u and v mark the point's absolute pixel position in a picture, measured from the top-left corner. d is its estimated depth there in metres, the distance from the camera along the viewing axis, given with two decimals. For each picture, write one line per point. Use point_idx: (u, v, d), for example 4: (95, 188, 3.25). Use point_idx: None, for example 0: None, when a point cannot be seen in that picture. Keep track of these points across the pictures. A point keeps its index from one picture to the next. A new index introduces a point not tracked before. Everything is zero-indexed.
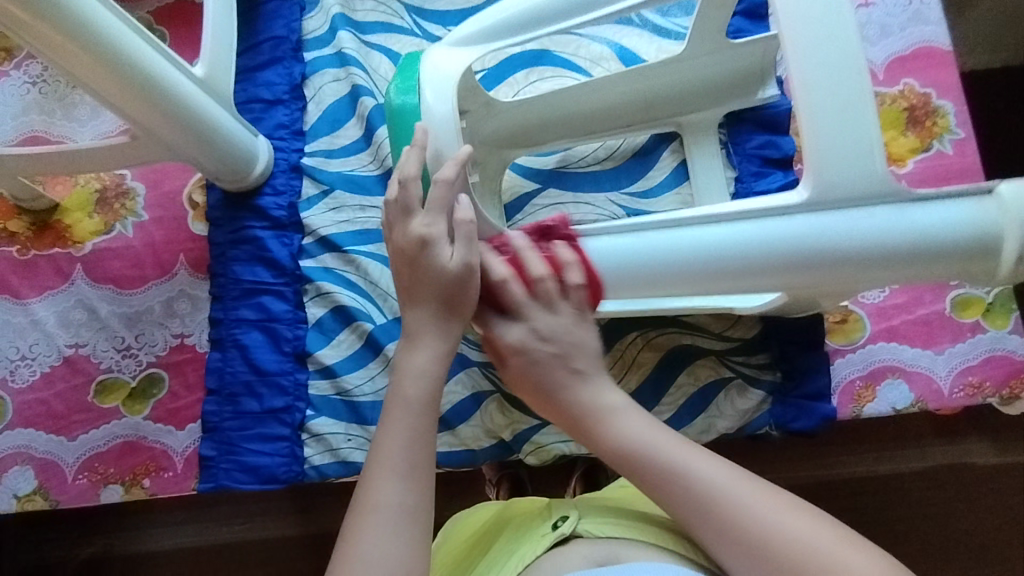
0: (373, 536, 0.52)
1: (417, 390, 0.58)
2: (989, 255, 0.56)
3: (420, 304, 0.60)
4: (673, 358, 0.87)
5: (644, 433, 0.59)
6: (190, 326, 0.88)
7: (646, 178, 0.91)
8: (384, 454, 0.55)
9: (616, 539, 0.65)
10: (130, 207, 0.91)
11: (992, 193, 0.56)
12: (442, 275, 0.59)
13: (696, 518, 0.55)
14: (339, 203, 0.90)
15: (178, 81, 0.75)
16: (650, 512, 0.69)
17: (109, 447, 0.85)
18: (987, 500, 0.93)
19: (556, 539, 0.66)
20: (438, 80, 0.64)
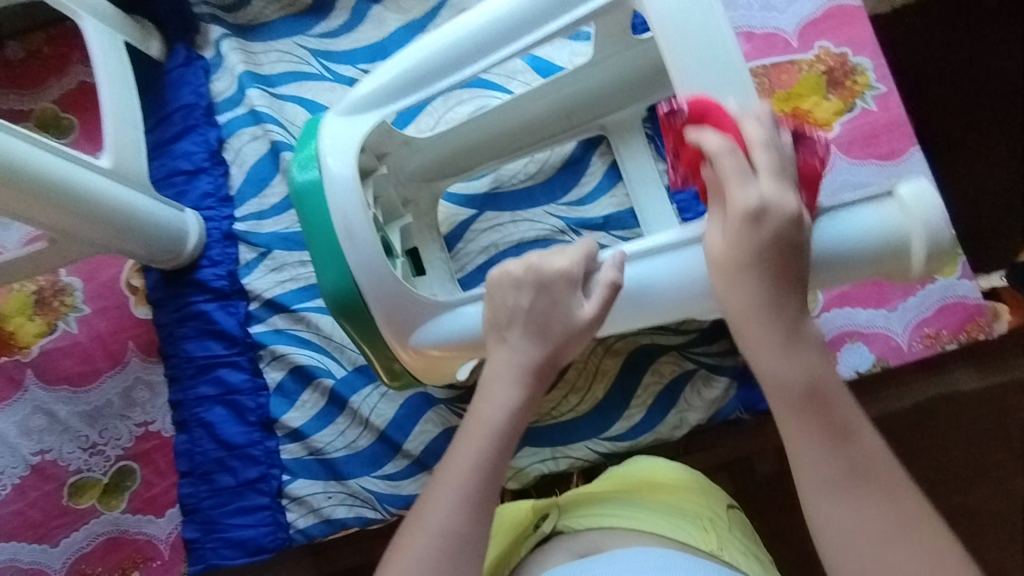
0: (423, 555, 0.51)
1: (500, 420, 0.55)
2: (898, 255, 0.57)
3: (529, 340, 0.57)
4: (635, 360, 0.87)
5: (821, 378, 0.49)
6: (152, 412, 0.88)
7: (580, 184, 0.91)
8: (447, 481, 0.54)
9: (597, 529, 0.64)
10: (70, 303, 0.90)
11: (894, 194, 0.57)
12: (567, 324, 0.56)
13: (812, 489, 0.48)
14: (279, 263, 0.89)
15: (86, 180, 0.74)
16: (630, 500, 0.66)
17: (93, 546, 0.85)
18: (977, 424, 0.94)
19: (539, 539, 0.66)
20: (337, 146, 0.63)
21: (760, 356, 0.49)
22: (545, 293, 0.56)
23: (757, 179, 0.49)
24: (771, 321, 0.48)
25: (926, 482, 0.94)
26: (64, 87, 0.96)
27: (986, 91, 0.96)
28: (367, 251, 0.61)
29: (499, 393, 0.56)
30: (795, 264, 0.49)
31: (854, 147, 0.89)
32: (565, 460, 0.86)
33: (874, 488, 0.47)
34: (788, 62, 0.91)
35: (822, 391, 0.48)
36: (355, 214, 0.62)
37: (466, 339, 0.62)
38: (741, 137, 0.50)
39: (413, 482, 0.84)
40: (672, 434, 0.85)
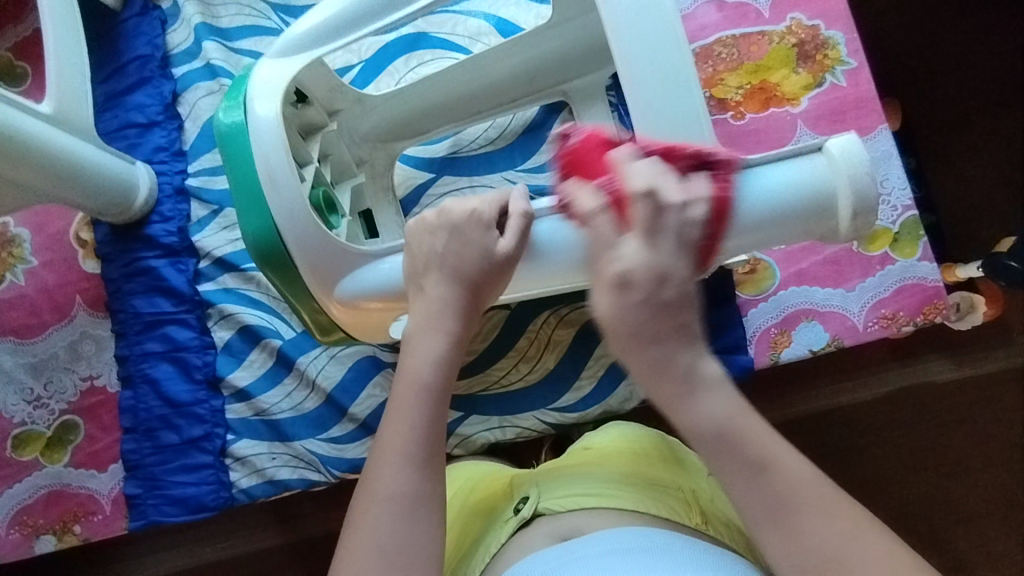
0: (380, 525, 0.50)
1: (429, 374, 0.54)
2: (826, 214, 0.55)
3: (443, 283, 0.55)
4: (587, 331, 0.85)
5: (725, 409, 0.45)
6: (98, 367, 0.86)
7: (540, 152, 0.89)
8: (386, 444, 0.53)
9: (581, 509, 0.61)
10: (18, 254, 0.88)
11: (823, 150, 0.55)
12: (483, 260, 0.54)
13: (748, 520, 0.45)
14: (231, 221, 0.88)
15: (22, 123, 0.71)
16: (612, 474, 0.65)
17: (35, 499, 0.84)
18: (950, 415, 0.93)
19: (518, 523, 0.63)
20: (266, 91, 0.59)
21: (669, 406, 0.46)
22: (459, 239, 0.55)
23: (661, 243, 0.44)
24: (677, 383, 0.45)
25: (896, 473, 0.93)
26: (18, 35, 0.93)
27: (959, 73, 0.94)
28: (289, 197, 0.59)
29: (424, 344, 0.54)
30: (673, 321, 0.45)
31: (821, 121, 0.87)
32: (512, 429, 0.84)
33: (811, 513, 0.43)
34: (759, 34, 0.89)
35: (733, 430, 0.45)
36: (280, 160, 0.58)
37: (391, 291, 0.60)
38: (622, 190, 0.47)
39: (358, 445, 0.84)
40: (621, 406, 0.84)
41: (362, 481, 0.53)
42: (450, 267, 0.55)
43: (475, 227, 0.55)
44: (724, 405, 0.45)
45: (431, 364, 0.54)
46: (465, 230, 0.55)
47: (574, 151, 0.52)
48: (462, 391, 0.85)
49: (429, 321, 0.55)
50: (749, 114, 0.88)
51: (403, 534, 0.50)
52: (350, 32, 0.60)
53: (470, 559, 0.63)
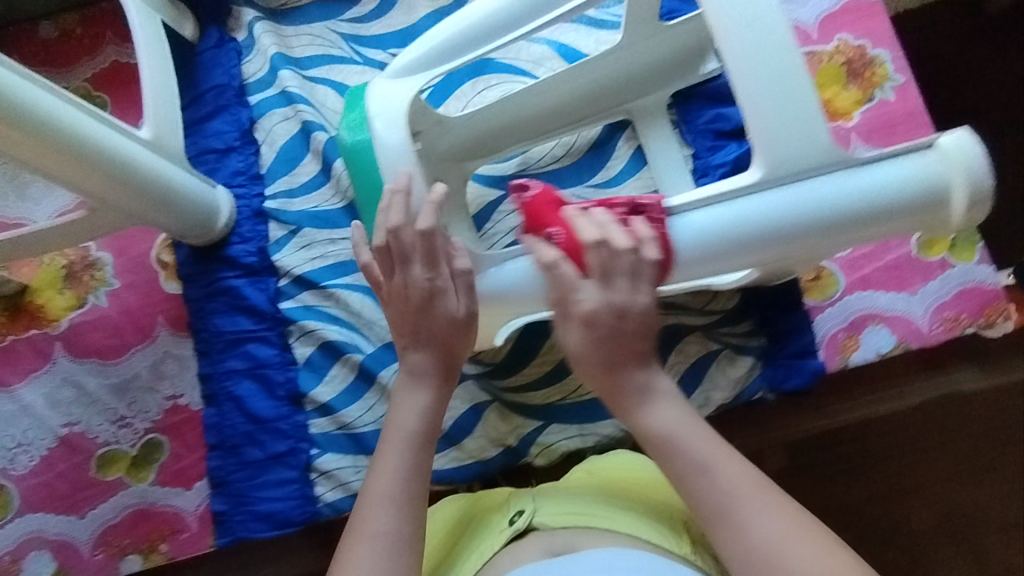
0: (364, 559, 0.56)
1: (414, 424, 0.63)
2: (942, 206, 0.58)
3: (424, 350, 0.64)
4: (660, 340, 0.89)
5: (680, 423, 0.59)
6: (180, 386, 0.88)
7: (607, 168, 0.93)
8: (377, 481, 0.60)
9: (573, 528, 0.65)
10: (100, 278, 0.91)
11: (934, 146, 0.58)
12: (449, 322, 0.63)
13: (710, 515, 0.56)
14: (309, 241, 0.91)
15: (125, 148, 0.74)
16: (605, 496, 0.69)
17: (120, 519, 0.85)
18: (971, 422, 0.96)
19: (512, 535, 0.66)
20: (386, 110, 0.63)
21: (637, 414, 0.60)
22: (427, 317, 0.63)
23: (614, 284, 0.57)
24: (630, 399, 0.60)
25: (920, 481, 0.97)
26: (96, 66, 0.97)
27: (1001, 85, 0.97)
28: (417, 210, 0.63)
29: (413, 400, 0.63)
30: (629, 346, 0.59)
31: (873, 134, 0.91)
32: (591, 437, 0.87)
33: (762, 502, 0.55)
34: (809, 54, 0.94)
35: (674, 442, 0.58)
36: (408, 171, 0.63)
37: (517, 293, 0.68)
38: (573, 242, 0.59)
39: (441, 457, 0.85)
40: (698, 411, 0.88)
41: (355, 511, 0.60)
42: (425, 338, 0.63)
43: (439, 300, 0.62)
44: (671, 423, 0.59)
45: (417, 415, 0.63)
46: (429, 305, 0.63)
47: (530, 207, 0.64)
48: (539, 401, 0.87)
49: (412, 379, 0.64)
50: None
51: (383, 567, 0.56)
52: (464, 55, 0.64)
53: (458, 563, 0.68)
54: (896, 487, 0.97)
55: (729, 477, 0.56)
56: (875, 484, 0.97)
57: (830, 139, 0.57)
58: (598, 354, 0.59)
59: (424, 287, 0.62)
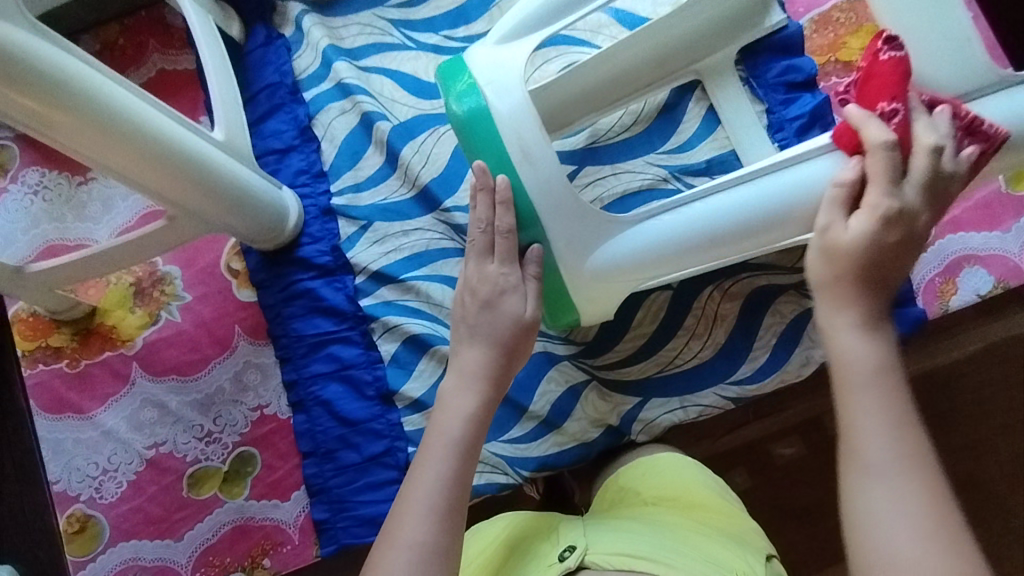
0: (394, 568, 0.54)
1: (456, 431, 0.61)
2: None
3: (476, 348, 0.64)
4: (754, 302, 0.85)
5: (877, 378, 0.50)
6: (266, 395, 0.85)
7: (679, 131, 0.90)
8: (413, 492, 0.58)
9: (625, 572, 0.61)
10: (171, 292, 0.88)
11: None
12: (514, 322, 0.64)
13: (860, 470, 0.49)
14: (381, 234, 0.88)
15: (205, 150, 0.71)
16: (660, 535, 0.65)
17: (219, 537, 0.82)
18: None
19: (561, 571, 0.63)
20: (498, 77, 0.61)
21: (832, 334, 0.53)
22: (489, 311, 0.64)
23: (901, 196, 0.55)
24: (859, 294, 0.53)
25: (991, 432, 0.95)
26: (143, 77, 0.94)
27: None
28: (546, 170, 0.61)
29: (459, 403, 0.62)
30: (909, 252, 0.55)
31: None
32: (694, 408, 0.84)
33: (899, 482, 0.47)
34: None
35: (877, 377, 0.51)
36: (531, 137, 0.60)
37: (643, 259, 0.64)
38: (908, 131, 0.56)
39: (541, 443, 0.83)
40: (800, 372, 0.84)
41: (387, 527, 0.58)
42: (483, 332, 0.64)
43: (508, 296, 0.64)
44: (875, 359, 0.51)
45: (462, 421, 0.62)
46: (497, 302, 0.64)
47: (871, 70, 0.57)
48: (635, 376, 0.85)
49: (462, 382, 0.63)
50: None
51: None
52: (568, 12, 0.62)
53: None
54: (963, 437, 0.96)
55: (906, 443, 0.48)
56: (941, 438, 0.96)
57: (985, 60, 0.57)
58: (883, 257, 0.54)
59: (496, 283, 0.65)
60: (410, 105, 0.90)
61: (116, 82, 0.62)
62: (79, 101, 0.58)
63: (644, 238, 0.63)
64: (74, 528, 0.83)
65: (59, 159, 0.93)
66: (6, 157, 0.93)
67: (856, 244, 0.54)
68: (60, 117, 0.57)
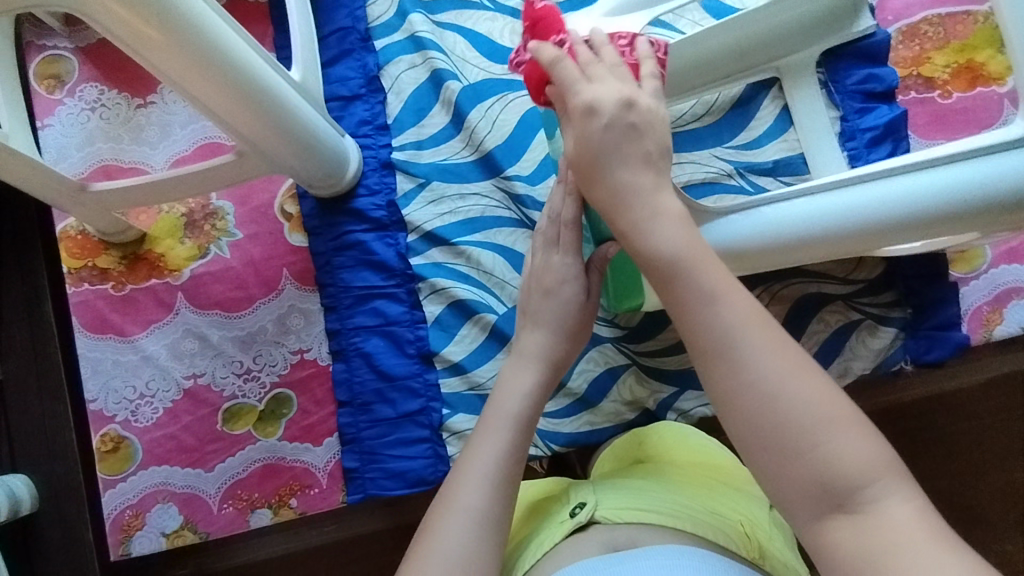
0: (448, 533, 0.55)
1: (515, 406, 0.63)
2: None
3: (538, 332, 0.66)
4: (801, 308, 0.85)
5: (686, 245, 0.50)
6: (308, 341, 0.86)
7: (750, 128, 0.89)
8: (471, 462, 0.59)
9: (635, 525, 0.61)
10: (222, 227, 0.88)
11: None
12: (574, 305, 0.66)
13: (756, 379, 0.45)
14: (438, 195, 0.87)
15: (285, 90, 0.71)
16: (669, 493, 0.65)
17: (249, 473, 0.84)
18: None
19: (574, 527, 0.63)
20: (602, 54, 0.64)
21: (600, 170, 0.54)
22: (546, 298, 0.66)
23: (603, 79, 0.55)
24: (709, 346, 0.47)
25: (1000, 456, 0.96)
26: None
27: None
28: None
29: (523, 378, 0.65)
30: (637, 144, 0.54)
31: None
32: None
33: (762, 337, 0.46)
34: (963, 13, 0.89)
35: (682, 265, 0.50)
36: None
37: (733, 249, 0.67)
38: (577, 47, 0.57)
39: (575, 420, 0.84)
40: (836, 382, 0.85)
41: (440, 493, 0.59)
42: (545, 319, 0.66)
43: (568, 285, 0.66)
44: (670, 226, 0.51)
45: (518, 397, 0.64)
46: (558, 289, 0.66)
47: (535, 15, 0.61)
48: (674, 366, 0.85)
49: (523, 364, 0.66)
50: (956, 93, 0.88)
51: (470, 546, 0.55)
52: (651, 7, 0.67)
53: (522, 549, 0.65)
54: (966, 465, 0.95)
55: (787, 360, 0.46)
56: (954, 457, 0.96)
57: None
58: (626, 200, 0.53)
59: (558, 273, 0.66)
60: (483, 67, 0.89)
61: (215, 12, 0.60)
62: (183, 28, 0.57)
63: (745, 226, 0.66)
64: (107, 447, 0.85)
65: (119, 78, 0.92)
66: (65, 69, 0.92)
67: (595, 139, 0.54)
68: (161, 41, 0.56)
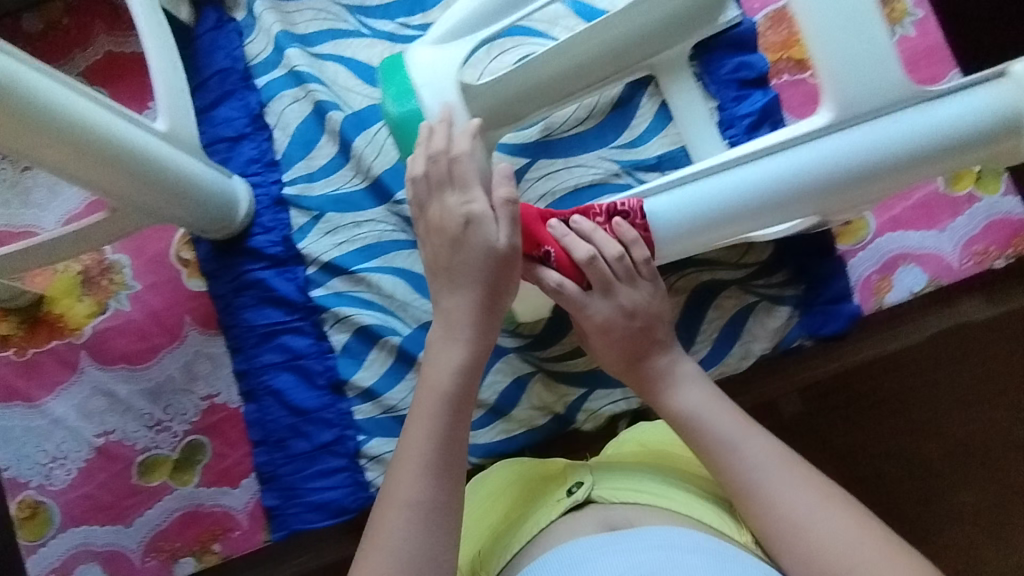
0: (395, 529, 0.56)
1: (447, 382, 0.62)
2: (1010, 133, 0.58)
3: (463, 292, 0.63)
4: (697, 297, 0.88)
5: (757, 450, 0.61)
6: (216, 385, 0.86)
7: (631, 128, 0.91)
8: (412, 446, 0.60)
9: (630, 505, 0.65)
10: (120, 280, 0.87)
11: (1005, 75, 0.58)
12: (485, 250, 0.61)
13: (798, 526, 0.56)
14: (333, 225, 0.88)
15: (146, 141, 0.71)
16: (668, 475, 0.68)
17: (169, 523, 0.84)
18: (984, 349, 0.99)
19: (569, 505, 0.66)
20: (431, 84, 0.65)
21: (668, 396, 0.68)
22: (461, 247, 0.62)
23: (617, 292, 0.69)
24: (749, 503, 0.60)
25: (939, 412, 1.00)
26: (88, 59, 0.91)
27: None
28: (472, 173, 0.62)
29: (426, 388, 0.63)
30: (648, 340, 0.71)
31: None
32: (636, 400, 0.85)
33: (839, 513, 0.56)
34: None
35: (734, 461, 0.62)
36: (458, 143, 0.63)
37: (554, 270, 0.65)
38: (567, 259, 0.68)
39: (490, 430, 0.85)
40: (738, 365, 0.87)
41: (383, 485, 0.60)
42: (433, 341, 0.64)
43: (477, 227, 0.61)
44: (733, 427, 0.64)
45: (449, 372, 0.62)
46: (466, 237, 0.62)
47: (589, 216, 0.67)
48: (581, 367, 0.86)
49: None
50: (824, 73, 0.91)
51: (414, 540, 0.56)
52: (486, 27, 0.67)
53: (512, 528, 0.68)
54: (913, 422, 1.00)
55: (814, 491, 0.58)
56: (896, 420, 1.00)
57: (903, 76, 0.57)
58: (624, 338, 0.71)
59: (461, 214, 0.62)
60: (365, 94, 0.89)
61: (45, 75, 0.61)
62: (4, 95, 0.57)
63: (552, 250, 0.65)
64: (25, 514, 0.84)
65: None
66: None
67: (617, 317, 0.70)
68: None
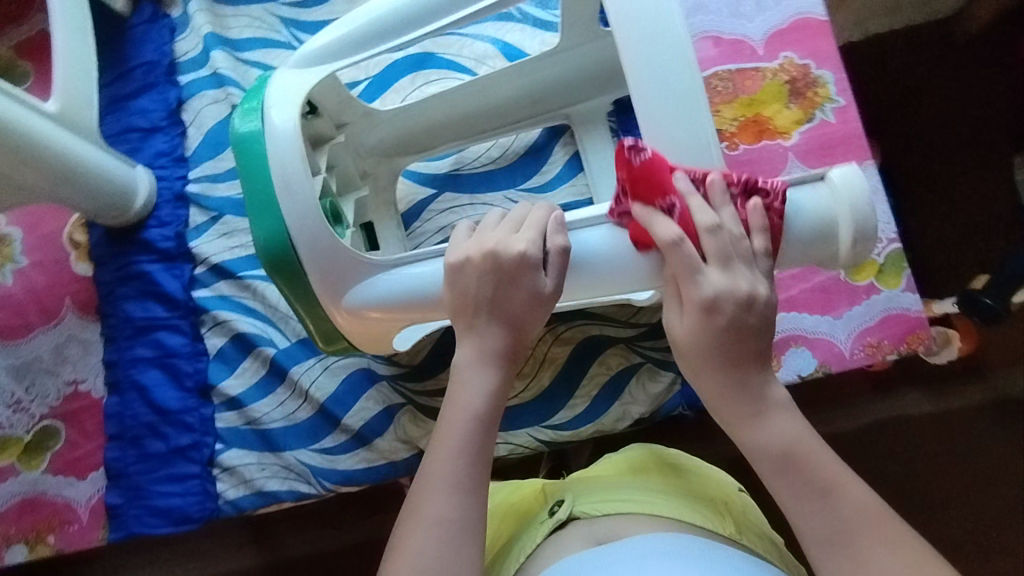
0: (424, 553, 0.50)
1: (480, 403, 0.56)
2: (830, 242, 0.55)
3: (495, 325, 0.56)
4: (583, 350, 0.86)
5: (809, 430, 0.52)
6: (83, 372, 0.84)
7: (542, 172, 0.91)
8: (438, 469, 0.53)
9: (616, 516, 0.58)
10: (8, 253, 0.87)
11: (827, 179, 0.55)
12: (531, 297, 0.55)
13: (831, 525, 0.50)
14: (229, 229, 0.87)
15: (27, 119, 0.71)
16: (644, 482, 0.62)
17: (8, 506, 0.82)
18: (931, 449, 0.91)
19: (553, 526, 0.59)
20: (280, 99, 0.63)
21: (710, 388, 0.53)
22: (508, 284, 0.55)
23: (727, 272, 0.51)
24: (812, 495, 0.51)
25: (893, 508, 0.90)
26: (20, 34, 0.92)
27: (954, 124, 0.94)
28: (303, 204, 0.61)
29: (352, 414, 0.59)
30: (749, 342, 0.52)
31: (813, 156, 0.89)
32: (506, 446, 0.85)
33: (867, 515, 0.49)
34: (753, 70, 0.90)
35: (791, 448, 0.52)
36: (292, 168, 0.61)
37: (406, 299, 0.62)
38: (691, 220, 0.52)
39: (350, 457, 0.82)
40: (614, 425, 0.85)
41: (405, 506, 0.54)
42: None
43: (527, 272, 0.55)
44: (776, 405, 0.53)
45: (484, 396, 0.56)
46: (512, 272, 0.55)
47: (635, 173, 0.53)
48: None
49: None
50: (743, 146, 0.89)
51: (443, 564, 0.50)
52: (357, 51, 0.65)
53: (502, 558, 0.61)
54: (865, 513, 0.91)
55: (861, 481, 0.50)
56: None
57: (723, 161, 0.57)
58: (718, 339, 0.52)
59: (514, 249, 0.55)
60: None
61: None
62: None
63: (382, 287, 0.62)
64: None
65: None
66: None
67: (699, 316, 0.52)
68: None
